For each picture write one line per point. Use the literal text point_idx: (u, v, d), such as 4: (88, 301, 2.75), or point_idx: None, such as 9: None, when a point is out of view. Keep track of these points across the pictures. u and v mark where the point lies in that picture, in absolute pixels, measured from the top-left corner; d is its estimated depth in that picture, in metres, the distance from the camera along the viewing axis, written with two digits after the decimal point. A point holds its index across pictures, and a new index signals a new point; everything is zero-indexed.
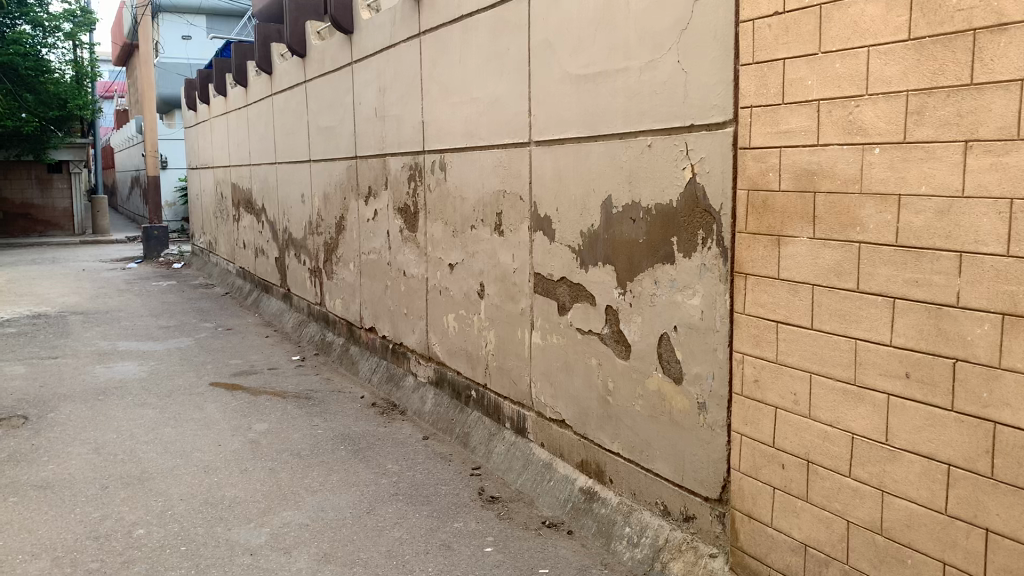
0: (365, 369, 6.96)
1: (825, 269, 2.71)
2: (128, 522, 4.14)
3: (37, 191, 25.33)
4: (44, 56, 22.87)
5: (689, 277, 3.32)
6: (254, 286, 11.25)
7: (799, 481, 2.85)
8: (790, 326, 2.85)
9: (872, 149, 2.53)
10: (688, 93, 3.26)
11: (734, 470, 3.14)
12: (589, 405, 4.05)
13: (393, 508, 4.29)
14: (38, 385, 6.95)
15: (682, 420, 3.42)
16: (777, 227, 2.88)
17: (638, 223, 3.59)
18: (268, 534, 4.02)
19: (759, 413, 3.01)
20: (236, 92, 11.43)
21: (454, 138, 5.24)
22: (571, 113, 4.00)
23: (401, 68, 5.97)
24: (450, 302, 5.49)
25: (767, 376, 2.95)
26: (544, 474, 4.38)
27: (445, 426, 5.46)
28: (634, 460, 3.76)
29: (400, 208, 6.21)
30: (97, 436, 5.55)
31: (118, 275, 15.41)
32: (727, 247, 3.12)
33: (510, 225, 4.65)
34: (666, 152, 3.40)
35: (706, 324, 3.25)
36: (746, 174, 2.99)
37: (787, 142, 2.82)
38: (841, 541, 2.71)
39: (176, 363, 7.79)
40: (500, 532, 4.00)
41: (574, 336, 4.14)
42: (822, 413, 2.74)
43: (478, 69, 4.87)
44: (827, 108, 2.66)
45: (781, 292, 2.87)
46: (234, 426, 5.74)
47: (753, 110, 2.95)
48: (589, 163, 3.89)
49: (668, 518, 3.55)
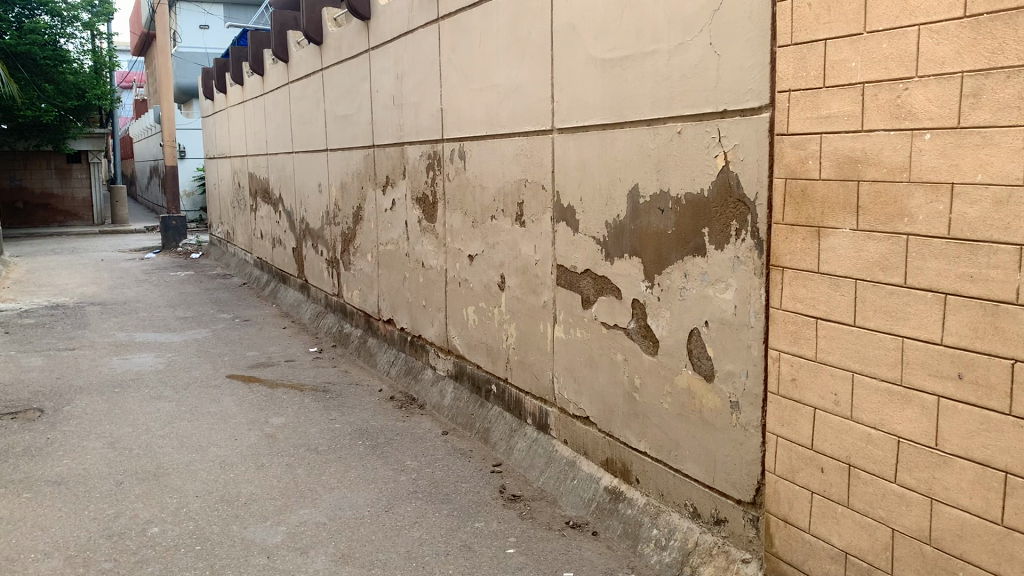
0: (383, 362, 6.86)
1: (869, 263, 2.55)
2: (142, 520, 4.06)
3: (57, 181, 25.45)
4: (62, 46, 22.89)
5: (721, 270, 3.17)
6: (272, 276, 11.19)
7: (840, 486, 2.71)
8: (831, 322, 2.70)
9: (922, 134, 2.36)
10: (721, 77, 3.10)
11: (770, 472, 3.00)
12: (615, 402, 3.91)
13: (412, 507, 4.18)
14: (55, 377, 6.90)
15: (713, 419, 3.28)
16: (816, 218, 2.73)
17: (667, 213, 3.44)
18: (285, 533, 3.92)
19: (797, 414, 2.86)
20: (253, 80, 11.33)
21: (474, 126, 5.10)
22: (596, 99, 3.85)
23: (419, 54, 5.84)
24: (469, 294, 5.37)
25: (806, 375, 2.80)
26: (567, 472, 4.25)
27: (465, 421, 5.35)
28: (661, 460, 3.62)
29: (418, 198, 6.08)
30: (112, 430, 5.48)
31: (137, 265, 15.44)
32: (762, 238, 2.96)
33: (532, 216, 4.51)
34: (698, 139, 3.24)
35: (739, 319, 3.10)
36: (784, 162, 2.84)
37: (829, 127, 2.66)
38: (885, 551, 2.57)
39: (193, 355, 7.72)
40: (522, 533, 3.88)
41: (599, 330, 4.00)
42: (865, 415, 2.60)
43: (498, 54, 4.72)
44: (873, 91, 2.50)
45: (822, 286, 2.72)
46: (250, 420, 5.66)
47: (792, 94, 2.79)
48: (614, 152, 3.74)
49: (697, 521, 3.41)
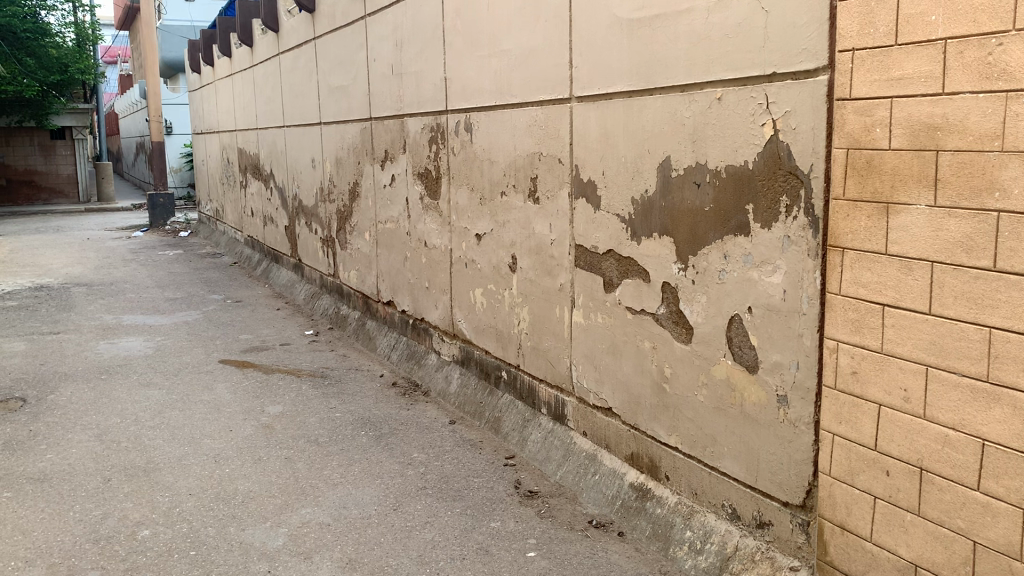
0: (384, 345, 6.57)
1: (950, 243, 2.26)
2: (132, 522, 3.76)
3: (40, 158, 24.86)
4: (43, 19, 22.27)
5: (768, 251, 2.87)
6: (263, 255, 10.86)
7: (909, 492, 2.43)
8: (900, 310, 2.41)
9: (1020, 97, 2.06)
10: (770, 36, 2.79)
11: (824, 474, 2.72)
12: (641, 394, 3.63)
13: (422, 505, 3.90)
14: (39, 363, 6.57)
15: (758, 415, 3.00)
16: (884, 192, 2.43)
17: (703, 186, 3.14)
18: (286, 535, 3.63)
19: (858, 410, 2.58)
20: (241, 51, 10.93)
21: (482, 96, 4.77)
22: (622, 63, 3.53)
23: (420, 19, 5.49)
24: (477, 276, 5.06)
25: (870, 368, 2.52)
26: (587, 466, 3.98)
27: (473, 410, 5.07)
28: (695, 456, 3.35)
29: (420, 173, 5.76)
30: (99, 421, 5.18)
31: (124, 244, 15.05)
32: (817, 216, 2.67)
33: (547, 192, 4.20)
34: (741, 106, 2.93)
35: (789, 305, 2.82)
36: (846, 130, 2.54)
37: (901, 91, 2.35)
38: (965, 565, 2.30)
39: (183, 338, 7.40)
40: (543, 533, 3.60)
41: (623, 316, 3.71)
42: (942, 414, 2.31)
43: (509, 17, 4.39)
44: (957, 48, 2.20)
45: (890, 270, 2.43)
46: (245, 409, 5.36)
47: (856, 53, 2.48)
48: (642, 121, 3.43)
49: (738, 523, 3.14)
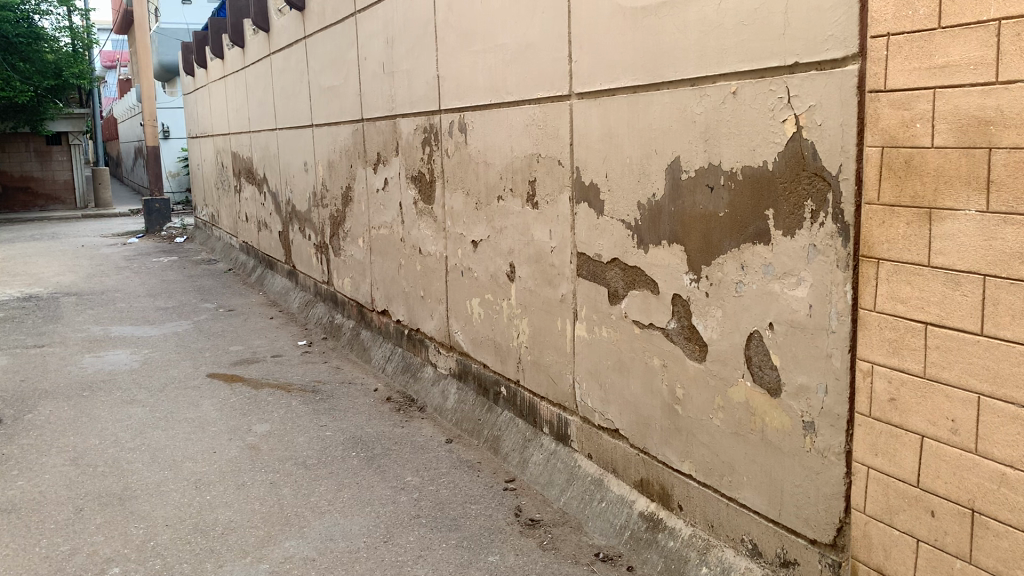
0: (378, 357, 6.29)
1: (1004, 254, 1.96)
2: (102, 559, 3.48)
3: (37, 165, 24.60)
4: (37, 24, 22.01)
5: (791, 261, 2.58)
6: (258, 261, 10.58)
7: (958, 536, 2.14)
8: (946, 329, 2.12)
9: None
10: (791, 22, 2.50)
11: (858, 512, 2.43)
12: (651, 415, 3.34)
13: (415, 537, 3.61)
14: (19, 379, 6.29)
15: (781, 443, 2.71)
16: (926, 196, 2.14)
17: (717, 189, 2.85)
18: (266, 572, 3.35)
19: (897, 442, 2.28)
20: (233, 53, 10.65)
21: (477, 94, 4.48)
22: (625, 56, 3.24)
23: (412, 13, 5.20)
24: (473, 284, 4.77)
25: (910, 395, 2.23)
26: (594, 492, 3.70)
27: (471, 427, 4.79)
28: (710, 485, 3.06)
29: (414, 176, 5.47)
30: (77, 443, 4.89)
31: (120, 251, 14.76)
32: (848, 223, 2.38)
33: (546, 196, 3.91)
34: (759, 101, 2.64)
35: (815, 322, 2.53)
36: (880, 126, 2.25)
37: (946, 80, 2.06)
38: None
39: (171, 351, 7.11)
40: (545, 568, 3.32)
41: (630, 330, 3.42)
42: (997, 450, 2.02)
43: (504, 10, 4.10)
44: (1013, 30, 1.90)
45: (933, 284, 2.13)
46: (231, 428, 5.07)
47: (891, 39, 2.20)
48: (649, 119, 3.14)
49: (759, 560, 2.85)
